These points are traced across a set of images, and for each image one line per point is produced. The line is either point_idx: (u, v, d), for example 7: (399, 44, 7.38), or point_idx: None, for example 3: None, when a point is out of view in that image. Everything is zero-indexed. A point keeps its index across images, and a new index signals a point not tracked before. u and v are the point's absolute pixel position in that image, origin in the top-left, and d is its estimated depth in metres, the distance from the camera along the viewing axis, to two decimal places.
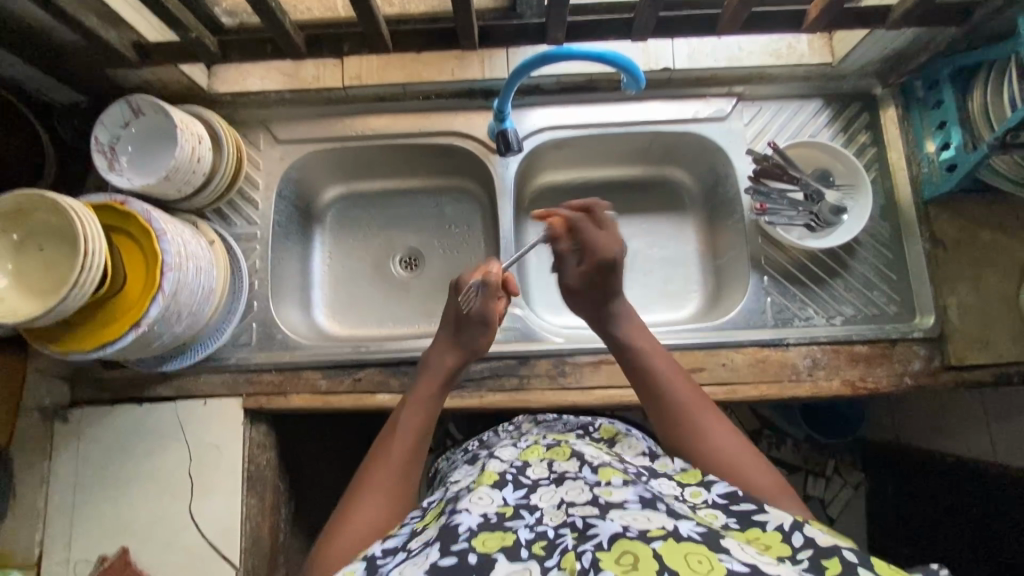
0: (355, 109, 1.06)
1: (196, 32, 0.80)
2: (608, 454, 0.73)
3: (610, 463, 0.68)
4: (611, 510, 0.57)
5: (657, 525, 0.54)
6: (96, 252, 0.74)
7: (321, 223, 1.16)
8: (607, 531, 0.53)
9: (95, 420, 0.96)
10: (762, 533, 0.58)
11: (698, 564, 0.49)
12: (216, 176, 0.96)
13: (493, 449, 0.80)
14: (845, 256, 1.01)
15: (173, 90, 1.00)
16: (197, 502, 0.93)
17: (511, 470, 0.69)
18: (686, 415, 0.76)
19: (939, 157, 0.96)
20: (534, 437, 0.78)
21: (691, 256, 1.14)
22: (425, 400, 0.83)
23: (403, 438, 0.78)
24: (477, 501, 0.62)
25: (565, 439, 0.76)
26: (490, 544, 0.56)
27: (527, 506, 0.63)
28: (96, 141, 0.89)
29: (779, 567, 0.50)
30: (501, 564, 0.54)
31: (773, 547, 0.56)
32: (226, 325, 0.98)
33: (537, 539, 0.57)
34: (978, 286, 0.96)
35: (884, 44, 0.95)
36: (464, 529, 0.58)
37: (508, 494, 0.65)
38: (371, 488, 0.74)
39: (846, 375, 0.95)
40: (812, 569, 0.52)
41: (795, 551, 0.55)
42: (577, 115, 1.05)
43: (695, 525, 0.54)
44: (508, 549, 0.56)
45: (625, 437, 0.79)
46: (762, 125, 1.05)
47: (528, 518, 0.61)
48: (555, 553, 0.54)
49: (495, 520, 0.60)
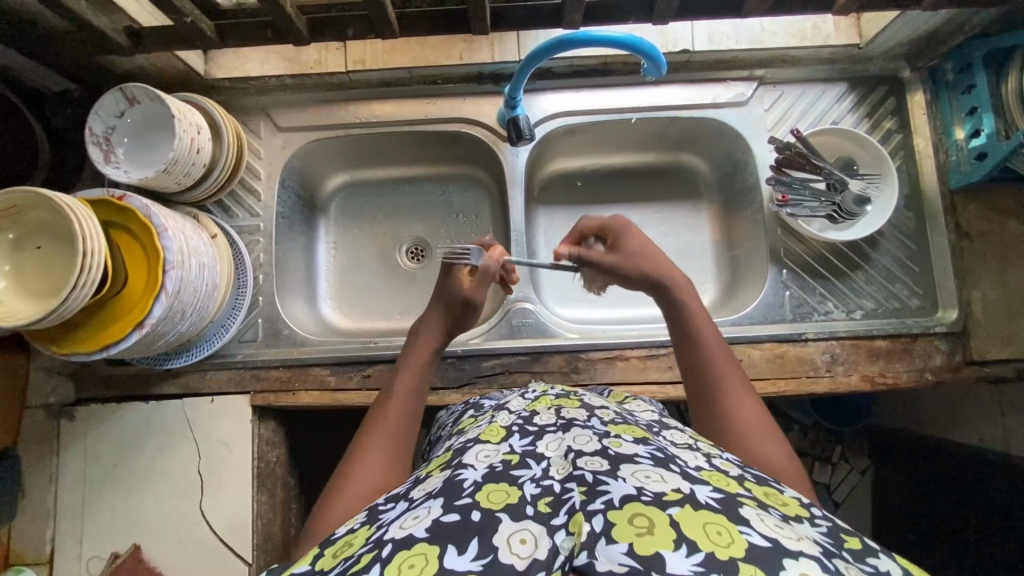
0: (359, 95, 1.02)
1: (191, 15, 0.75)
2: (616, 407, 0.72)
3: (621, 419, 0.66)
4: (622, 466, 0.54)
5: (673, 487, 0.50)
6: (95, 252, 0.71)
7: (325, 213, 1.13)
8: (619, 492, 0.50)
9: (101, 417, 0.94)
10: (779, 493, 0.55)
11: (717, 537, 0.45)
12: (218, 167, 0.93)
13: (501, 402, 0.79)
14: (867, 248, 0.98)
15: (169, 75, 0.95)
16: (207, 500, 0.93)
17: (517, 422, 0.67)
18: (719, 372, 0.70)
19: (968, 144, 0.92)
20: (542, 388, 0.78)
21: (705, 246, 1.11)
22: (420, 371, 0.80)
23: (399, 407, 0.76)
24: (484, 455, 0.60)
25: (574, 392, 0.76)
26: (493, 499, 0.52)
27: (534, 454, 0.59)
28: (91, 132, 0.85)
29: (802, 542, 0.46)
30: (504, 523, 0.49)
31: (790, 505, 0.53)
32: (231, 321, 0.96)
33: (542, 495, 0.52)
34: (1003, 280, 0.93)
35: (915, 25, 0.91)
36: (469, 482, 0.55)
37: (514, 443, 0.62)
38: (371, 450, 0.71)
39: (865, 370, 0.93)
40: (830, 535, 0.50)
41: (813, 516, 0.53)
42: (591, 100, 1.01)
43: (712, 491, 0.51)
44: (513, 506, 0.51)
45: (632, 401, 0.78)
46: (783, 110, 1.01)
47: (535, 469, 0.56)
48: (563, 512, 0.50)
49: (501, 469, 0.57)
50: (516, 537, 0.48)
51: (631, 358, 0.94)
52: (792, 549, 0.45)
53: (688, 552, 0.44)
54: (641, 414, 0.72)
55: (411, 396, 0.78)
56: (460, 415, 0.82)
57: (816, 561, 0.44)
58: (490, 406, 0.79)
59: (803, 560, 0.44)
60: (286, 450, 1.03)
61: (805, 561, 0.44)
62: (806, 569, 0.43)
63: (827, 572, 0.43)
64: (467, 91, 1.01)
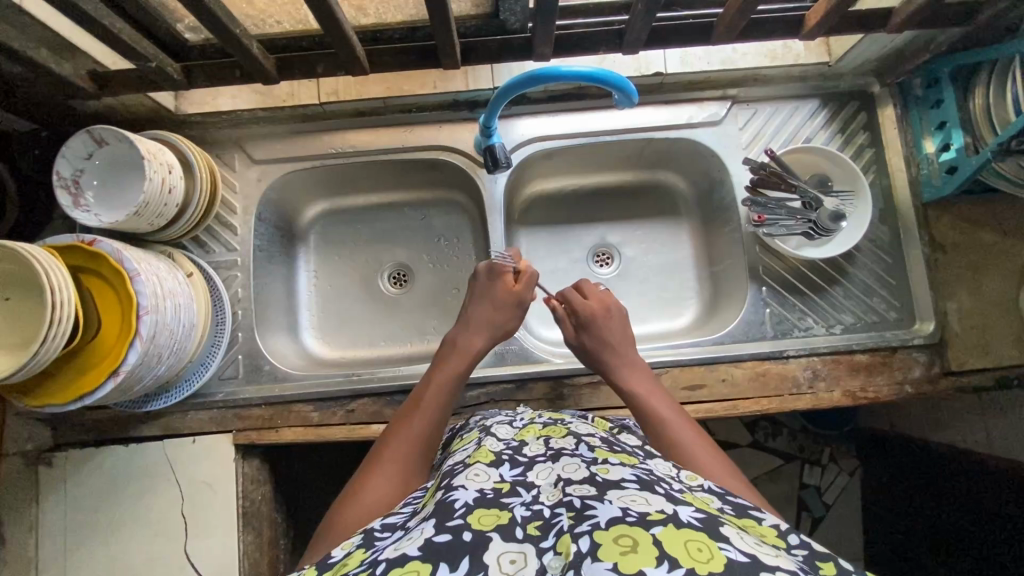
0: (334, 125, 1.01)
1: (155, 61, 0.76)
2: (604, 432, 0.73)
3: (608, 446, 0.66)
4: (609, 491, 0.53)
5: (656, 508, 0.50)
6: (64, 302, 0.70)
7: (305, 243, 1.12)
8: (606, 515, 0.49)
9: (81, 463, 0.92)
10: (758, 524, 0.55)
11: (697, 553, 0.44)
12: (192, 205, 0.91)
13: (489, 424, 0.79)
14: (844, 263, 0.99)
15: (138, 112, 0.94)
16: (193, 542, 0.91)
17: (507, 450, 0.67)
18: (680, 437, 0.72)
19: (939, 158, 0.93)
20: (529, 416, 0.78)
21: (687, 263, 1.11)
22: (450, 376, 0.81)
23: (424, 412, 0.76)
24: (473, 477, 0.60)
25: (562, 419, 0.76)
26: (485, 522, 0.52)
27: (524, 483, 0.59)
28: (57, 175, 0.84)
29: (778, 559, 0.47)
30: (495, 543, 0.50)
31: (768, 536, 0.53)
32: (210, 359, 0.95)
33: (532, 518, 0.52)
34: (976, 290, 0.94)
35: (881, 44, 0.92)
36: (460, 504, 0.54)
37: (504, 471, 0.62)
38: (389, 457, 0.70)
39: (846, 385, 0.94)
40: (807, 565, 0.50)
41: (790, 546, 0.52)
42: (566, 124, 1.01)
43: (694, 511, 0.51)
44: (503, 528, 0.51)
45: (620, 433, 0.74)
46: (757, 129, 1.01)
47: (525, 496, 0.56)
48: (551, 534, 0.50)
49: (492, 496, 0.56)
50: (506, 557, 0.48)
51: None
52: (771, 564, 0.45)
53: (670, 567, 0.43)
54: (628, 439, 0.72)
55: (433, 403, 0.77)
56: (450, 438, 0.81)
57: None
58: (479, 428, 0.78)
59: (779, 574, 0.44)
60: (271, 487, 1.01)
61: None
62: None
63: None
64: (442, 119, 1.01)
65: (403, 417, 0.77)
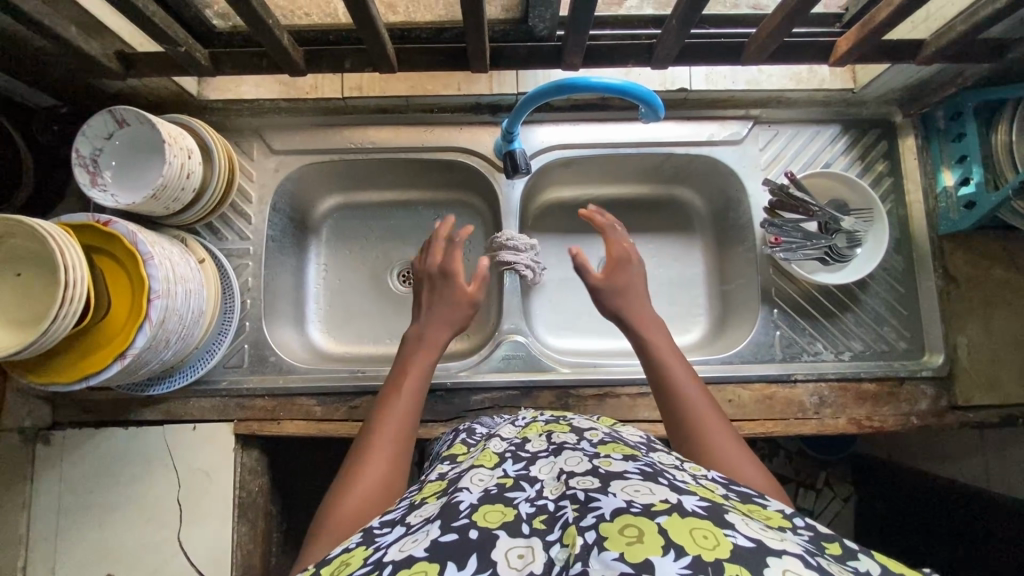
0: (355, 120, 1.01)
1: (185, 45, 0.75)
2: (607, 428, 0.72)
3: (609, 440, 0.65)
4: (612, 482, 0.52)
5: (660, 498, 0.49)
6: (77, 282, 0.69)
7: (318, 236, 1.12)
8: (610, 506, 0.48)
9: (78, 444, 0.92)
10: (763, 508, 0.54)
11: (703, 540, 0.44)
12: (211, 187, 0.91)
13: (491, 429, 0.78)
14: (857, 290, 0.99)
15: (160, 94, 0.94)
16: (186, 529, 0.90)
17: (510, 448, 0.66)
18: (697, 424, 0.71)
19: (957, 192, 0.93)
20: (532, 415, 0.78)
21: (698, 280, 1.11)
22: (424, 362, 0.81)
23: (406, 394, 0.76)
24: (477, 480, 0.58)
25: (563, 417, 0.76)
26: (489, 519, 0.51)
27: (528, 478, 0.58)
28: (77, 154, 0.83)
29: (784, 542, 0.46)
30: (502, 540, 0.48)
31: (773, 518, 0.52)
32: (218, 346, 0.94)
33: (538, 513, 0.52)
34: (987, 325, 0.94)
35: (908, 75, 0.92)
36: (465, 505, 0.53)
37: (508, 468, 0.61)
38: (375, 451, 0.69)
39: (852, 413, 0.94)
40: (812, 544, 0.48)
41: (795, 526, 0.51)
42: (588, 134, 1.01)
43: (699, 500, 0.50)
44: (510, 525, 0.50)
45: (621, 429, 0.75)
46: (777, 150, 1.01)
47: (529, 491, 0.56)
48: (557, 527, 0.49)
49: (495, 492, 0.55)
50: (514, 552, 0.47)
51: (621, 396, 0.95)
52: (777, 549, 0.44)
53: (676, 556, 0.42)
54: (629, 436, 0.71)
55: (415, 390, 0.76)
56: (452, 439, 0.80)
57: (800, 559, 0.43)
58: (482, 433, 0.77)
59: (786, 558, 0.43)
60: (268, 478, 1.00)
61: (789, 559, 0.43)
62: (790, 567, 0.42)
63: (810, 567, 0.43)
64: (463, 121, 1.01)
65: (381, 404, 0.75)
